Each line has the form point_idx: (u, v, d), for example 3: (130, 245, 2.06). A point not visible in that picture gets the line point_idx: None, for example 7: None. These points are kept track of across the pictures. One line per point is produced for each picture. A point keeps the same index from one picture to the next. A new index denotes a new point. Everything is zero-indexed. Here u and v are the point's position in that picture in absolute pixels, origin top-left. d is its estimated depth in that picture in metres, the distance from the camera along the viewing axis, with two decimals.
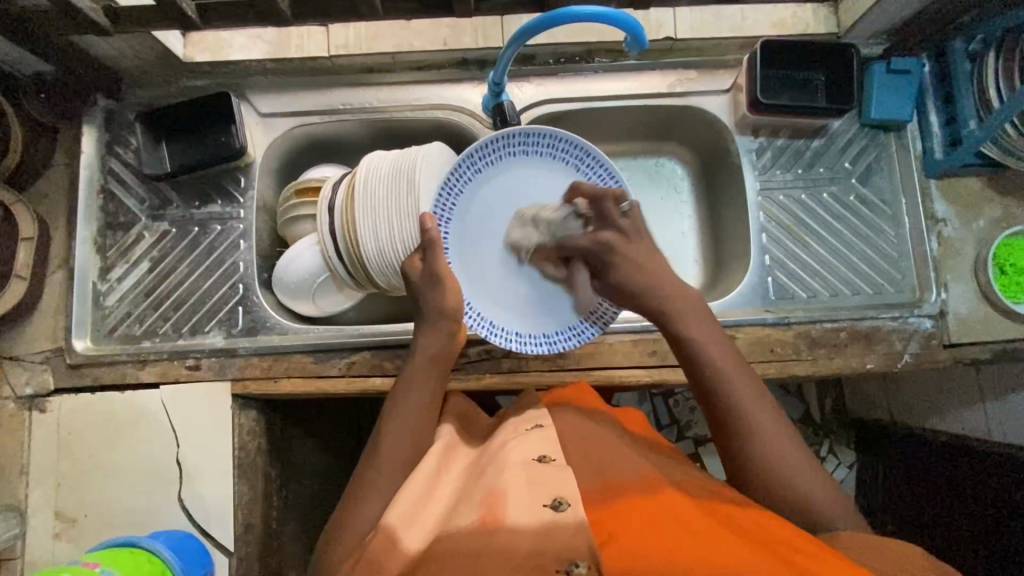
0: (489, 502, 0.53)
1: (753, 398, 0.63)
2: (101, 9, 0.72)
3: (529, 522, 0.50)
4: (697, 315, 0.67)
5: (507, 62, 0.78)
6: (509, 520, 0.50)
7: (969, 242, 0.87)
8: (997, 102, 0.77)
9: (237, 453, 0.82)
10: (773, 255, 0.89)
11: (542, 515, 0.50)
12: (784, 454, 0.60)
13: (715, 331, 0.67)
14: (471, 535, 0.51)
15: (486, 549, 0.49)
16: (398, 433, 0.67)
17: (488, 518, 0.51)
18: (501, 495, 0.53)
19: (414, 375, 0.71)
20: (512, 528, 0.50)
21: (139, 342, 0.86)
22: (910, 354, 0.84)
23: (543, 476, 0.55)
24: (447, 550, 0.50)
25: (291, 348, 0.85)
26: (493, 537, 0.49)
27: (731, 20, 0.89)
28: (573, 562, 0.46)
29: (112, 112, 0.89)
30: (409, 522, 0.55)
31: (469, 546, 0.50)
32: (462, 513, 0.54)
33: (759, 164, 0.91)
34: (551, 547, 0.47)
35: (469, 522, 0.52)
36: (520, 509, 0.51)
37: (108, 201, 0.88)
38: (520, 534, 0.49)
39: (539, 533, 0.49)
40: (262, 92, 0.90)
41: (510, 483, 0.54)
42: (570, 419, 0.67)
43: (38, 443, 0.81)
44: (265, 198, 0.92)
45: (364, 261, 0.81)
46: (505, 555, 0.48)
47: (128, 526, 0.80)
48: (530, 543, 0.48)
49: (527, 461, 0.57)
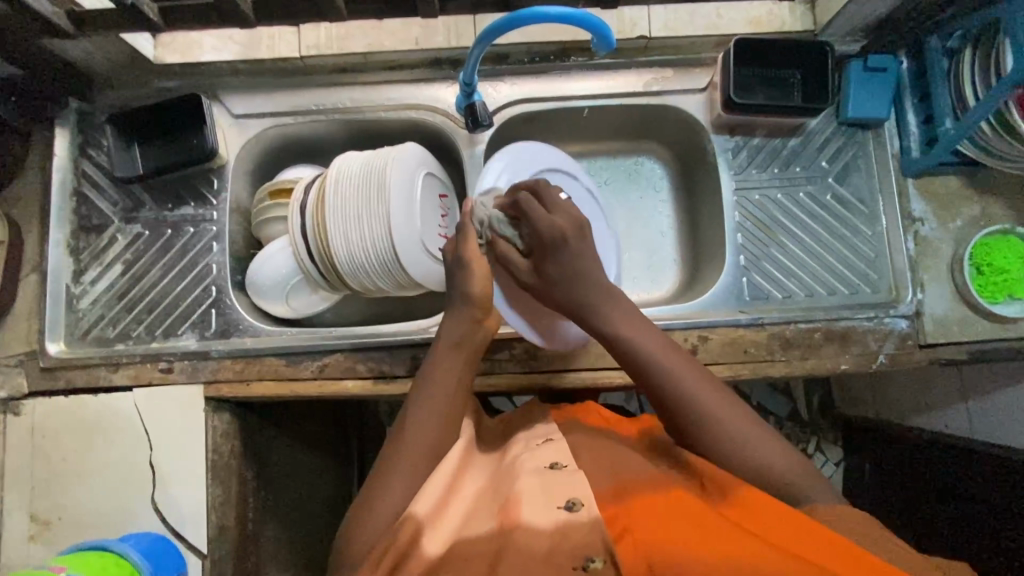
0: (506, 508, 0.53)
1: (707, 391, 0.61)
2: (63, 13, 0.72)
3: (544, 523, 0.50)
4: (637, 317, 0.66)
5: (477, 61, 0.77)
6: (524, 521, 0.51)
7: (946, 242, 0.86)
8: (973, 100, 0.76)
9: (211, 455, 0.82)
10: (749, 255, 0.88)
11: (555, 516, 0.51)
12: (718, 407, 0.60)
13: (655, 329, 0.66)
14: (489, 539, 0.51)
15: (502, 548, 0.49)
16: (426, 423, 0.63)
17: (504, 523, 0.52)
18: (517, 500, 0.53)
19: (443, 368, 0.68)
20: (528, 527, 0.50)
21: (113, 345, 0.86)
22: (885, 354, 0.84)
23: (556, 481, 0.55)
24: (464, 553, 0.51)
25: (264, 351, 0.85)
26: (509, 539, 0.50)
27: (705, 18, 0.88)
28: (588, 557, 0.47)
29: (84, 114, 0.89)
30: (433, 520, 0.56)
31: (486, 549, 0.50)
32: (479, 522, 0.54)
33: (735, 164, 0.90)
34: (565, 546, 0.48)
35: (487, 530, 0.53)
36: (535, 509, 0.52)
37: (81, 204, 0.88)
38: (535, 533, 0.49)
39: (555, 532, 0.49)
40: (234, 93, 0.89)
41: (527, 487, 0.55)
42: (580, 429, 0.68)
43: (12, 447, 0.81)
44: (239, 200, 0.92)
45: (336, 264, 0.81)
46: (521, 553, 0.48)
47: (100, 529, 0.80)
48: (544, 540, 0.49)
49: (539, 468, 0.58)
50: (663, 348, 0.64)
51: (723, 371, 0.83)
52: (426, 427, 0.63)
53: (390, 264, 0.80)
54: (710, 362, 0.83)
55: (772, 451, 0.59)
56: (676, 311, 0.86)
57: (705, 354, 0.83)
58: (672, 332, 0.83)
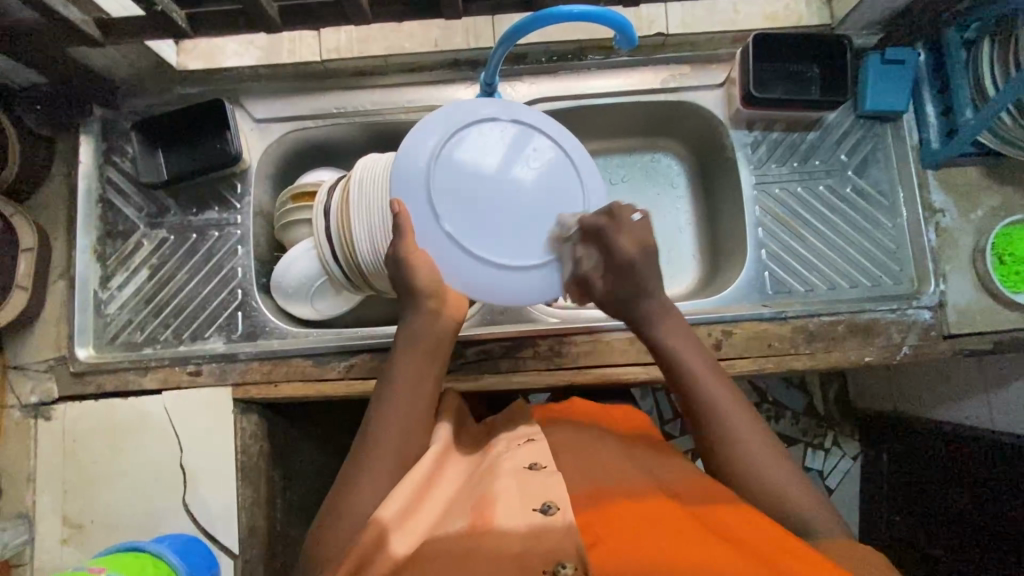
0: (478, 509, 0.51)
1: (735, 411, 0.62)
2: (92, 20, 0.73)
3: (518, 524, 0.48)
4: (681, 332, 0.68)
5: (498, 62, 0.77)
6: (498, 524, 0.48)
7: (967, 233, 0.86)
8: (992, 90, 0.77)
9: (241, 457, 0.83)
10: (769, 249, 0.89)
11: (530, 518, 0.49)
12: (742, 430, 0.61)
13: (699, 346, 0.67)
14: (460, 539, 0.48)
15: (473, 549, 0.46)
16: (392, 420, 0.62)
17: (476, 524, 0.49)
18: (493, 501, 0.51)
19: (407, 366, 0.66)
20: (501, 530, 0.48)
21: (141, 349, 0.87)
22: (909, 346, 0.84)
23: (534, 482, 0.53)
24: (435, 551, 0.47)
25: (291, 353, 0.85)
26: (480, 541, 0.47)
27: (722, 14, 0.89)
28: (558, 562, 0.44)
29: (108, 122, 0.90)
30: (401, 521, 0.51)
31: (456, 548, 0.47)
32: (451, 519, 0.52)
33: (754, 158, 0.91)
34: (540, 548, 0.46)
35: (458, 529, 0.50)
36: (509, 512, 0.50)
37: (107, 210, 0.89)
38: (508, 536, 0.47)
39: (529, 534, 0.47)
40: (256, 98, 0.90)
41: (502, 490, 0.53)
42: (562, 436, 0.66)
43: (45, 451, 0.82)
44: (261, 203, 0.92)
45: (360, 265, 0.82)
46: (492, 558, 0.45)
47: (132, 531, 0.81)
48: (517, 541, 0.46)
49: (517, 469, 0.56)
50: (693, 355, 0.65)
51: (747, 365, 0.83)
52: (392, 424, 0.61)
53: None
54: (734, 357, 0.83)
55: (790, 484, 0.58)
56: (698, 307, 0.87)
57: (729, 349, 0.83)
58: (696, 328, 0.84)
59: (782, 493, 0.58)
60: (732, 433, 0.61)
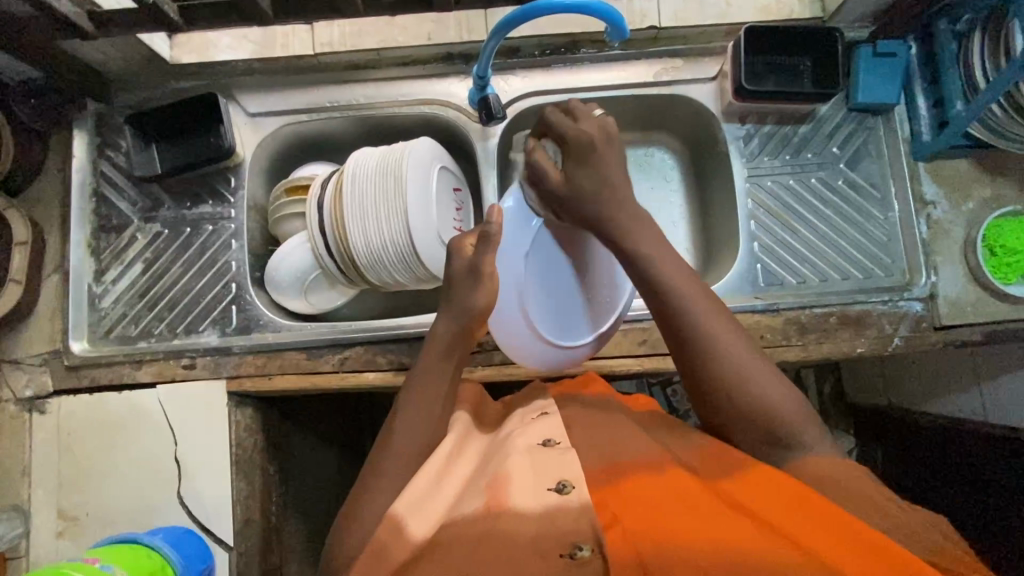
0: (493, 489, 0.52)
1: (729, 340, 0.60)
2: (85, 13, 0.73)
3: (533, 506, 0.49)
4: (665, 258, 0.64)
5: (491, 54, 0.77)
6: (513, 504, 0.50)
7: (958, 224, 0.86)
8: (983, 82, 0.77)
9: (235, 450, 0.83)
10: (762, 241, 0.89)
11: (545, 499, 0.50)
12: (737, 359, 0.59)
13: (685, 273, 0.64)
14: (476, 521, 0.50)
15: (490, 533, 0.48)
16: (409, 426, 0.63)
17: (492, 505, 0.50)
18: (505, 479, 0.52)
19: (427, 368, 0.68)
20: (516, 511, 0.49)
21: (136, 343, 0.87)
22: (901, 337, 0.84)
23: (546, 459, 0.54)
24: (450, 539, 0.49)
25: (285, 346, 0.86)
26: (497, 523, 0.49)
27: (715, 8, 0.89)
28: (576, 545, 0.46)
29: (102, 116, 0.90)
30: (415, 509, 0.53)
31: (473, 531, 0.49)
32: (466, 500, 0.53)
33: (747, 151, 0.91)
34: (553, 531, 0.47)
35: (474, 510, 0.51)
36: (524, 491, 0.50)
37: (101, 204, 0.89)
38: (522, 519, 0.48)
39: (543, 516, 0.48)
40: (249, 92, 0.90)
41: (515, 467, 0.53)
42: (577, 410, 0.66)
43: (40, 444, 0.83)
44: (255, 197, 0.93)
45: (354, 257, 0.82)
46: (509, 541, 0.47)
47: (127, 524, 0.81)
48: (532, 525, 0.48)
49: (531, 446, 0.56)
50: (683, 282, 0.62)
51: None
52: (409, 429, 0.62)
53: (408, 257, 0.81)
54: None
55: (787, 405, 0.58)
56: None
57: None
58: None
59: (772, 415, 0.57)
60: (728, 363, 0.59)
